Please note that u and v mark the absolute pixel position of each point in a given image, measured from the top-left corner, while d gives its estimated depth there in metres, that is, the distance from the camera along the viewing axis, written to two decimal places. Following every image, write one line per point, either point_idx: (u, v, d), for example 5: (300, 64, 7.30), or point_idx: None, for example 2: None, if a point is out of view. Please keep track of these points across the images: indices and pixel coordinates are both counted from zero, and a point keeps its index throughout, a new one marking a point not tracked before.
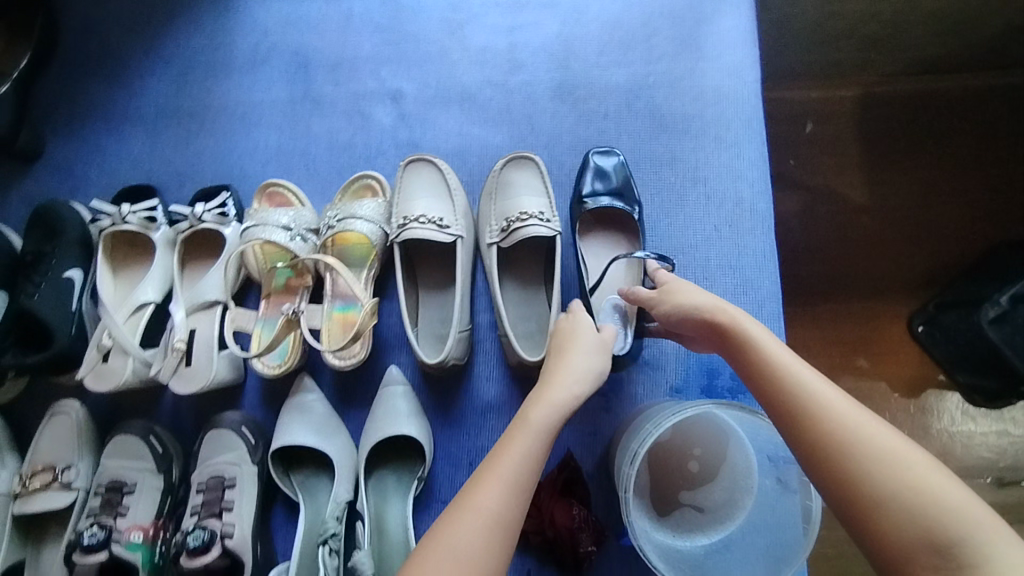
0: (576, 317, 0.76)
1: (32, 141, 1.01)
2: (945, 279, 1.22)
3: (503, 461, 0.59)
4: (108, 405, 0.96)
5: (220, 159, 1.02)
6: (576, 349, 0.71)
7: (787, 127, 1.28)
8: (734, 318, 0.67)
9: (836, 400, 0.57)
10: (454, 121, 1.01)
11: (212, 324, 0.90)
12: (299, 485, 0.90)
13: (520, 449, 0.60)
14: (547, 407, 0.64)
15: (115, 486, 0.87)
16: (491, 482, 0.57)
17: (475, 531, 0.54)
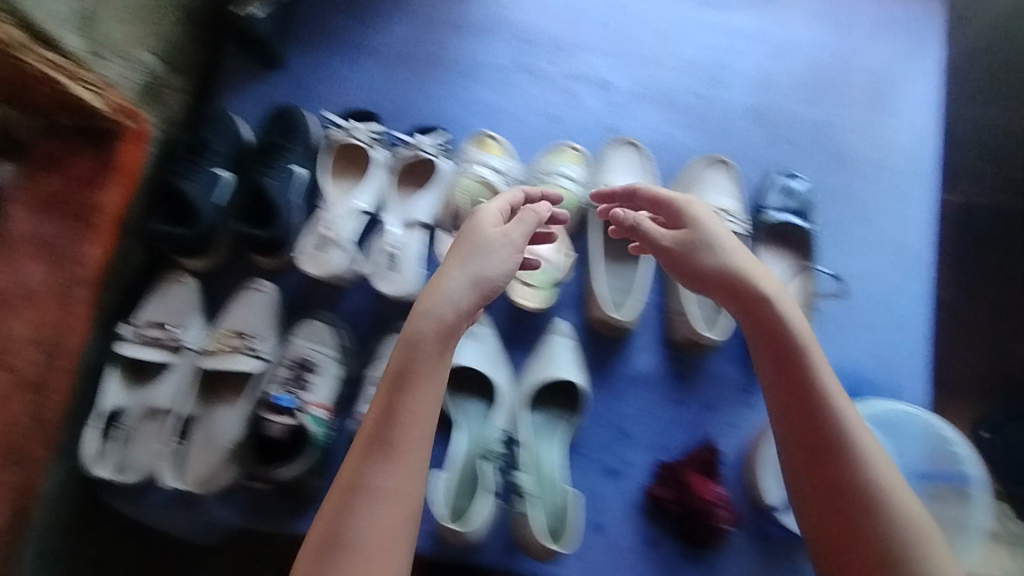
0: (476, 221, 0.75)
1: (281, 51, 1.11)
2: None
3: (382, 441, 0.67)
4: (295, 295, 1.03)
5: (439, 104, 1.11)
6: (472, 251, 0.73)
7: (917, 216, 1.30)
8: (783, 310, 0.78)
9: (855, 419, 0.73)
10: (655, 118, 1.10)
11: (417, 242, 0.98)
12: (461, 405, 0.95)
13: (427, 408, 0.69)
14: (420, 337, 0.69)
15: (303, 364, 0.93)
16: (385, 464, 0.66)
17: (386, 507, 0.66)
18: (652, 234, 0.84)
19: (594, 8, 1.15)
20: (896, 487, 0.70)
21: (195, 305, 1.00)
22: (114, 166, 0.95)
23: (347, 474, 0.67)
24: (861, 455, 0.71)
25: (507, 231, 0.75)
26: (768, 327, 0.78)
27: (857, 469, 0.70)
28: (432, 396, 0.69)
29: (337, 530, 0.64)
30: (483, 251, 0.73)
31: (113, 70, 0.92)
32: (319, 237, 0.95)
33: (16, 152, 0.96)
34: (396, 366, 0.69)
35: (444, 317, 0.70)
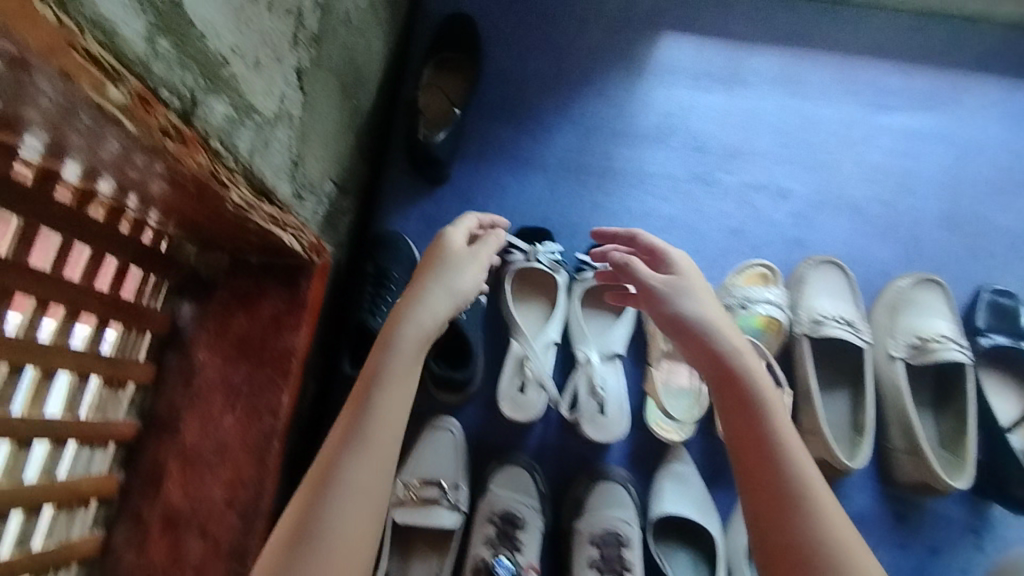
0: (442, 243, 0.76)
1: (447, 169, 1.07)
2: None
3: (354, 432, 0.57)
4: (478, 431, 0.96)
5: (613, 219, 1.07)
6: (434, 271, 0.72)
7: None
8: (735, 354, 0.62)
9: (800, 458, 0.55)
10: (844, 231, 1.05)
11: (619, 375, 0.92)
12: (672, 558, 0.88)
13: (393, 410, 0.59)
14: (401, 338, 0.64)
15: (510, 519, 0.86)
16: (359, 456, 0.56)
17: (353, 511, 0.53)
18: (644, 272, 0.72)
19: (767, 112, 1.11)
20: (845, 536, 0.50)
21: None
22: (304, 305, 0.90)
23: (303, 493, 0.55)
24: (803, 501, 0.52)
25: (470, 253, 0.75)
26: (724, 371, 0.62)
27: (791, 519, 0.51)
28: (406, 395, 0.61)
29: (290, 538, 0.52)
30: (449, 270, 0.72)
31: (308, 210, 0.89)
32: (520, 377, 0.90)
33: (197, 289, 0.91)
34: (369, 366, 0.62)
35: (424, 326, 0.66)
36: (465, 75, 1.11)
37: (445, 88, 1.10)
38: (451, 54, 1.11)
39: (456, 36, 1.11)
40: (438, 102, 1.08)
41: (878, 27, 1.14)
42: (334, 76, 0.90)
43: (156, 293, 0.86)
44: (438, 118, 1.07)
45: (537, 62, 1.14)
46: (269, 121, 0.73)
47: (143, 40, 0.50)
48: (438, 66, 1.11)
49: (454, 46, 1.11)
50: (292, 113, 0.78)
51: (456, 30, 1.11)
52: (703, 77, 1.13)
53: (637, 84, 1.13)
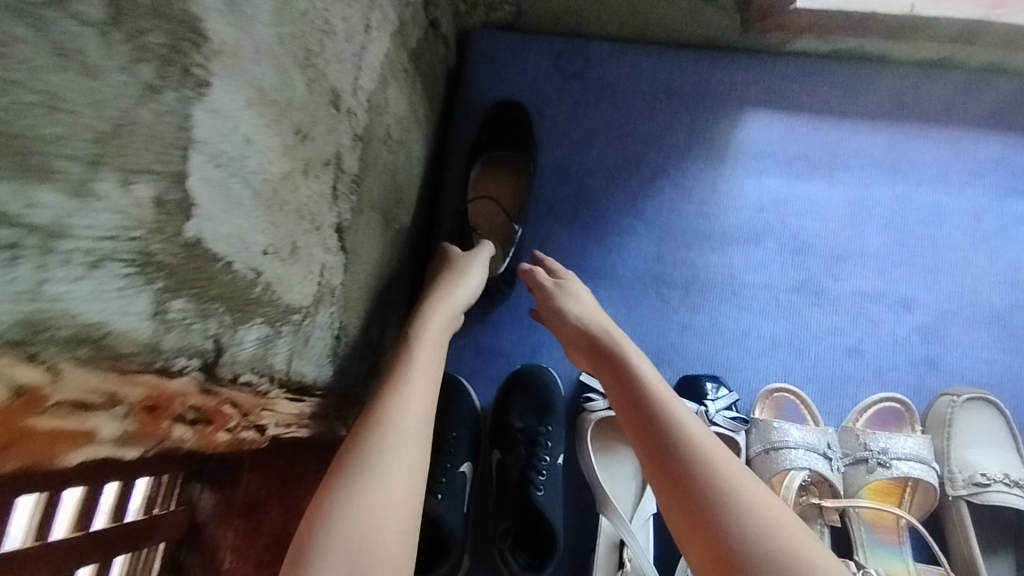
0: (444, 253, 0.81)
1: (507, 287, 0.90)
2: None
3: (399, 378, 0.61)
4: None
5: (705, 342, 0.91)
6: (450, 267, 0.79)
7: None
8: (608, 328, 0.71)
9: (671, 395, 0.62)
10: (980, 345, 0.89)
11: None
12: None
13: (424, 356, 0.65)
14: (433, 316, 0.70)
15: None
16: (407, 400, 0.59)
17: (405, 449, 0.56)
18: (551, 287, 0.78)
19: (877, 206, 0.95)
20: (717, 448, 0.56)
21: None
22: None
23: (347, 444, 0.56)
24: (677, 429, 0.57)
25: (471, 257, 0.80)
26: (603, 349, 0.69)
27: (666, 437, 0.57)
28: (434, 353, 0.66)
29: (351, 466, 0.53)
30: (461, 275, 0.78)
31: (352, 379, 0.74)
32: (620, 571, 0.75)
33: (220, 471, 0.75)
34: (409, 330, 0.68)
35: (451, 304, 0.73)
36: (518, 177, 0.98)
37: (497, 200, 0.97)
38: (500, 154, 0.97)
39: (503, 132, 0.97)
40: (494, 217, 0.97)
41: (1002, 89, 0.97)
42: (375, 212, 0.76)
43: (171, 493, 0.69)
44: (499, 240, 0.95)
45: (603, 156, 0.99)
46: (309, 312, 0.58)
47: (149, 318, 0.35)
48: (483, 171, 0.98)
49: (501, 144, 0.96)
50: (333, 286, 0.64)
51: (503, 126, 0.97)
52: (796, 163, 0.97)
53: (724, 175, 0.97)
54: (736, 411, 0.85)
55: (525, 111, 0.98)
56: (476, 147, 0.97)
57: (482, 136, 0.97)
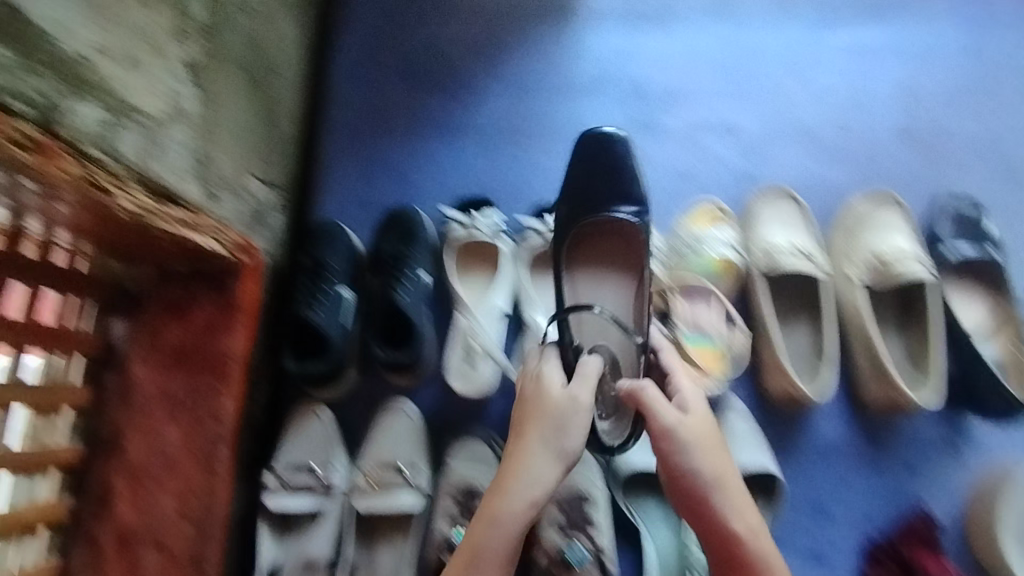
0: (540, 381, 0.76)
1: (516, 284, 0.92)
2: None
3: (492, 539, 0.67)
4: (436, 407, 0.96)
5: (555, 177, 1.03)
6: (552, 405, 0.72)
7: None
8: (709, 461, 0.70)
9: (762, 547, 0.69)
10: (793, 157, 1.01)
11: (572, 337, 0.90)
12: (638, 507, 0.88)
13: (522, 504, 0.69)
14: (536, 486, 0.69)
15: (469, 492, 0.86)
16: (487, 561, 0.67)
17: None
18: (659, 411, 0.72)
19: (706, 48, 1.07)
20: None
21: (336, 438, 0.93)
22: (237, 307, 0.88)
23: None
24: None
25: (575, 398, 0.73)
26: (693, 493, 0.70)
27: None
28: (515, 483, 0.69)
29: None
30: (562, 421, 0.72)
31: (228, 209, 0.87)
32: (470, 350, 0.89)
33: (129, 305, 0.90)
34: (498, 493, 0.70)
35: (560, 456, 0.71)
36: (625, 263, 0.91)
37: (605, 285, 0.91)
38: (597, 222, 0.91)
39: (584, 192, 0.92)
40: (603, 326, 0.88)
41: None
42: (239, 68, 0.88)
43: (82, 314, 0.84)
44: (619, 352, 0.86)
45: (463, 27, 1.10)
46: (158, 120, 0.71)
47: None
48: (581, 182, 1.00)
49: (596, 213, 0.89)
50: (187, 111, 0.76)
51: (607, 180, 0.91)
52: (635, 18, 1.09)
53: (572, 34, 1.09)
54: None
55: (629, 167, 0.92)
56: (576, 215, 0.91)
57: (590, 196, 0.91)
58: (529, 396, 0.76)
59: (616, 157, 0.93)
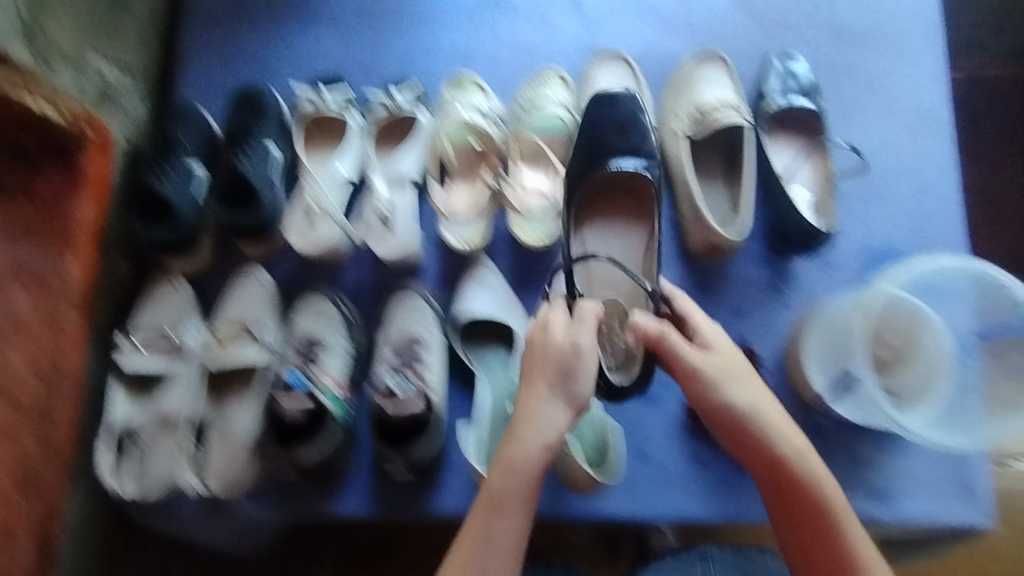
0: (547, 332, 0.75)
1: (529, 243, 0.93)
2: None
3: (505, 485, 0.72)
4: (290, 277, 0.99)
5: (405, 55, 1.06)
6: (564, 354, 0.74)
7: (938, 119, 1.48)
8: (742, 388, 0.75)
9: (817, 471, 0.73)
10: (634, 27, 1.04)
11: (409, 198, 0.91)
12: (477, 356, 0.93)
13: (538, 447, 0.72)
14: (546, 430, 0.73)
15: (309, 341, 0.89)
16: (504, 505, 0.72)
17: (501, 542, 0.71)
18: (686, 354, 0.74)
19: None
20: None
21: (192, 303, 0.97)
22: (83, 178, 0.90)
23: (479, 555, 0.70)
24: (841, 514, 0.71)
25: (577, 346, 0.73)
26: (735, 422, 0.75)
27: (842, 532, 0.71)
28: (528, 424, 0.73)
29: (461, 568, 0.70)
30: (567, 369, 0.73)
31: (66, 79, 0.91)
32: (308, 212, 0.91)
33: None
34: (514, 439, 0.73)
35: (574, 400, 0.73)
36: (638, 214, 0.92)
37: (614, 234, 0.93)
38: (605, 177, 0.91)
39: (595, 141, 0.90)
40: (612, 277, 0.92)
41: None
42: None
43: None
44: (629, 298, 0.90)
45: None
46: None
47: None
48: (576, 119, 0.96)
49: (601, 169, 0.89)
50: None
51: (624, 134, 0.90)
52: None
53: None
54: (422, 99, 1.00)
55: (642, 123, 0.91)
56: (585, 170, 0.90)
57: (591, 147, 0.90)
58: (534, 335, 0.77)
59: (604, 112, 0.91)
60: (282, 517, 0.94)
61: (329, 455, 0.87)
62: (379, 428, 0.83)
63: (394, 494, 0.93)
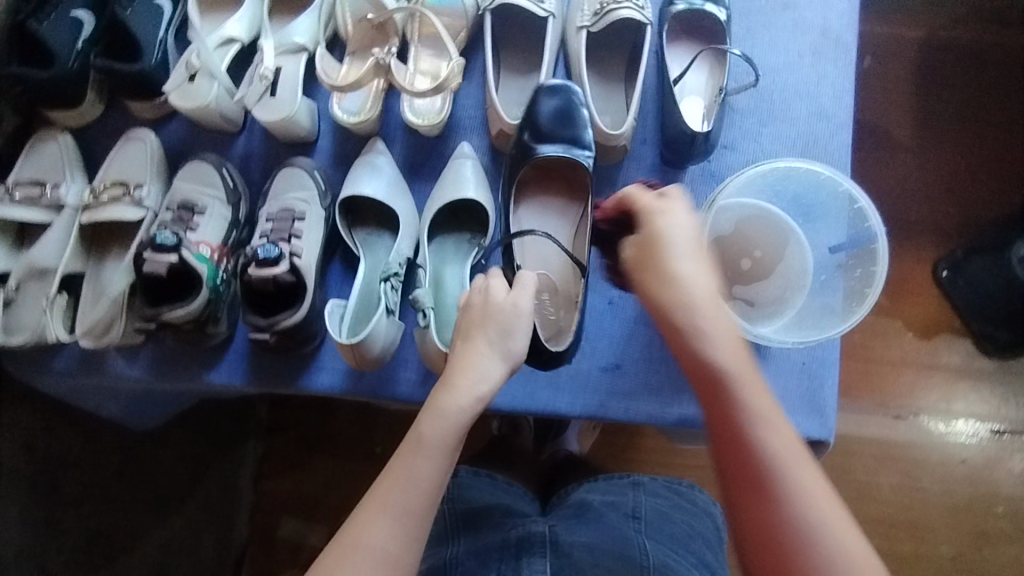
0: (487, 292, 0.74)
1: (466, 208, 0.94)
2: (973, 230, 1.50)
3: (428, 420, 0.69)
4: (179, 143, 0.97)
5: None
6: (491, 320, 0.72)
7: (883, 68, 1.55)
8: (691, 290, 0.63)
9: (743, 360, 0.62)
10: None
11: (299, 67, 0.91)
12: (361, 240, 0.93)
13: (466, 387, 0.70)
14: (476, 371, 0.70)
15: (187, 206, 0.89)
16: (426, 445, 0.68)
17: (421, 476, 0.67)
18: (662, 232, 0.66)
19: None
20: (830, 511, 0.56)
21: (75, 160, 0.95)
22: None
23: (401, 495, 0.66)
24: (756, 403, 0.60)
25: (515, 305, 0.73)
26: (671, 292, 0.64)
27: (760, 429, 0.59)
28: (463, 367, 0.71)
29: (382, 500, 0.66)
30: (506, 326, 0.72)
31: None
32: (189, 66, 0.88)
33: None
34: (442, 383, 0.71)
35: (508, 352, 0.72)
36: (572, 196, 0.94)
37: (550, 213, 0.94)
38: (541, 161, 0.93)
39: (529, 124, 0.88)
40: (544, 253, 0.93)
41: None
42: None
43: None
44: (559, 276, 0.92)
45: None
46: None
47: None
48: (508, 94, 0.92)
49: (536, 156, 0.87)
50: None
51: (563, 123, 0.87)
52: None
53: None
54: None
55: (581, 114, 0.88)
56: (526, 154, 0.88)
57: (528, 128, 0.88)
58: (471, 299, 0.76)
59: (544, 102, 0.88)
60: (158, 381, 0.95)
61: (188, 322, 0.85)
62: (246, 294, 0.83)
63: (267, 369, 0.94)
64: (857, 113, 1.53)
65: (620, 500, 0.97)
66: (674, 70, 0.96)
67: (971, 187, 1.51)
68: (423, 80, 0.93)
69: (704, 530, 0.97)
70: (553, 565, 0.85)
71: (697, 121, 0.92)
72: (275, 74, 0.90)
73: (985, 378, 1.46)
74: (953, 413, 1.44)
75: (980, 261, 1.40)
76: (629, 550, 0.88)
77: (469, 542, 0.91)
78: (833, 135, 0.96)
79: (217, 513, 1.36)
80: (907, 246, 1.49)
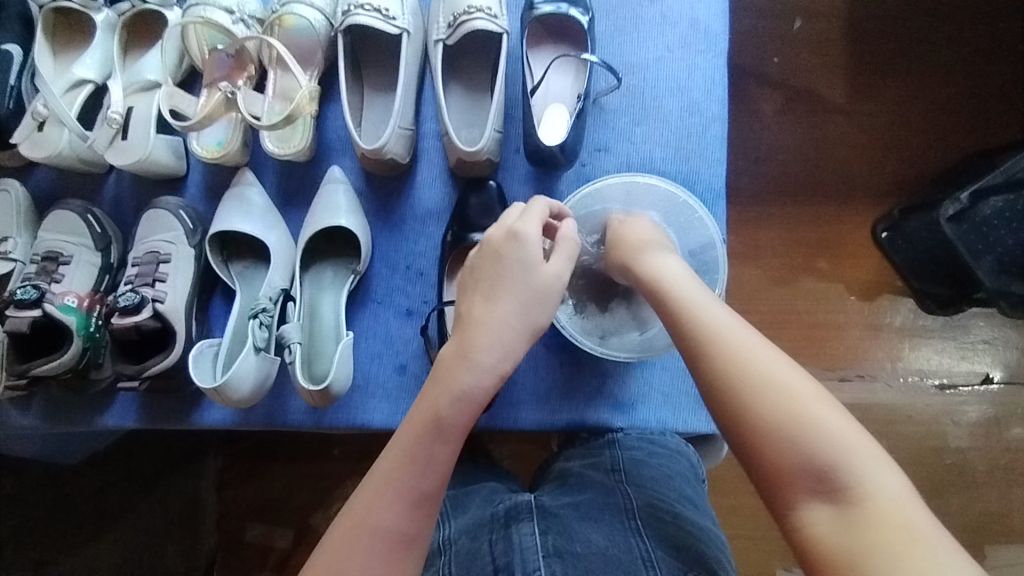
0: (521, 250, 0.65)
1: (353, 254, 0.95)
2: (912, 185, 1.37)
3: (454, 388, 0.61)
4: (50, 190, 0.96)
5: None
6: (517, 290, 0.64)
7: (803, 22, 1.39)
8: (685, 288, 0.65)
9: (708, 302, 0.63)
10: None
11: (150, 104, 0.89)
12: (237, 274, 0.93)
13: (494, 343, 0.62)
14: (493, 341, 0.62)
15: (52, 256, 0.88)
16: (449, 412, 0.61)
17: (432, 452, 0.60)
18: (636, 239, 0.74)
19: None
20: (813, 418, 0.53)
21: None
22: None
23: (413, 474, 0.59)
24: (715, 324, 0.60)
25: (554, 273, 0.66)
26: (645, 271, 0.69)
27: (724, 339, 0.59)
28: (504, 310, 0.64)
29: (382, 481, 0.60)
30: (535, 292, 0.65)
31: None
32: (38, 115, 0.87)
33: None
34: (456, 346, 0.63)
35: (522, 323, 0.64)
36: None
37: None
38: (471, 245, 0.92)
39: (461, 210, 0.93)
40: None
41: None
42: None
43: None
44: None
45: None
46: None
47: None
48: (410, 150, 0.93)
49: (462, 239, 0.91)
50: None
51: (486, 213, 0.92)
52: None
53: None
54: None
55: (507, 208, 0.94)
56: (457, 242, 0.92)
57: (457, 223, 0.93)
58: (502, 249, 0.66)
59: (471, 197, 0.93)
60: (54, 429, 0.96)
61: (63, 373, 0.84)
62: (113, 344, 0.84)
63: (156, 410, 0.94)
64: (781, 78, 1.39)
65: (599, 460, 0.86)
66: (538, 74, 0.95)
67: (908, 138, 1.37)
68: (282, 106, 0.91)
69: (680, 469, 0.85)
70: (541, 526, 0.72)
71: (560, 130, 0.92)
72: (127, 114, 0.89)
73: (935, 341, 1.34)
74: (900, 371, 1.33)
75: (917, 220, 1.26)
76: (613, 498, 0.77)
77: (457, 521, 0.78)
78: (705, 130, 0.94)
79: (170, 523, 1.27)
80: (837, 210, 1.37)
